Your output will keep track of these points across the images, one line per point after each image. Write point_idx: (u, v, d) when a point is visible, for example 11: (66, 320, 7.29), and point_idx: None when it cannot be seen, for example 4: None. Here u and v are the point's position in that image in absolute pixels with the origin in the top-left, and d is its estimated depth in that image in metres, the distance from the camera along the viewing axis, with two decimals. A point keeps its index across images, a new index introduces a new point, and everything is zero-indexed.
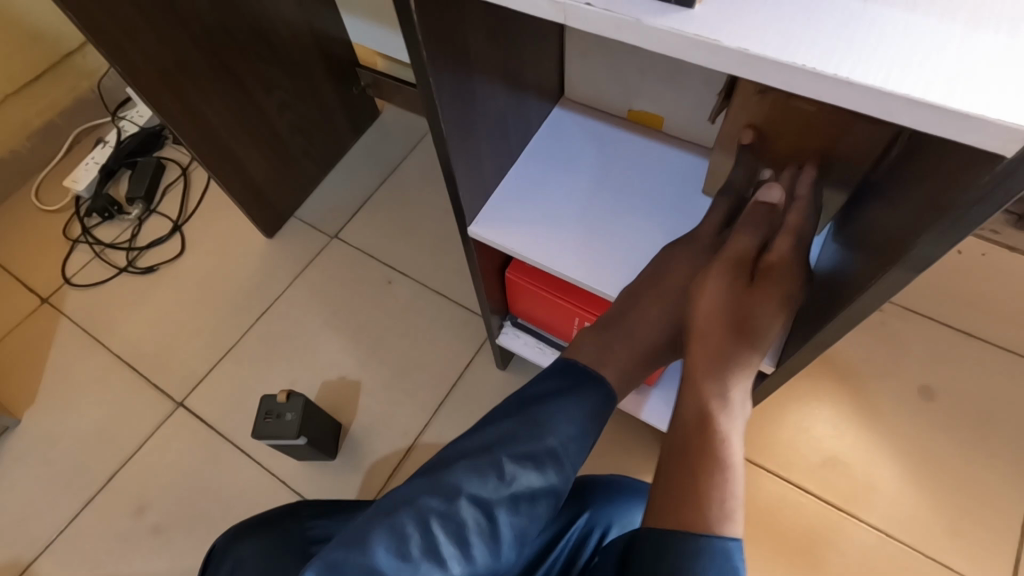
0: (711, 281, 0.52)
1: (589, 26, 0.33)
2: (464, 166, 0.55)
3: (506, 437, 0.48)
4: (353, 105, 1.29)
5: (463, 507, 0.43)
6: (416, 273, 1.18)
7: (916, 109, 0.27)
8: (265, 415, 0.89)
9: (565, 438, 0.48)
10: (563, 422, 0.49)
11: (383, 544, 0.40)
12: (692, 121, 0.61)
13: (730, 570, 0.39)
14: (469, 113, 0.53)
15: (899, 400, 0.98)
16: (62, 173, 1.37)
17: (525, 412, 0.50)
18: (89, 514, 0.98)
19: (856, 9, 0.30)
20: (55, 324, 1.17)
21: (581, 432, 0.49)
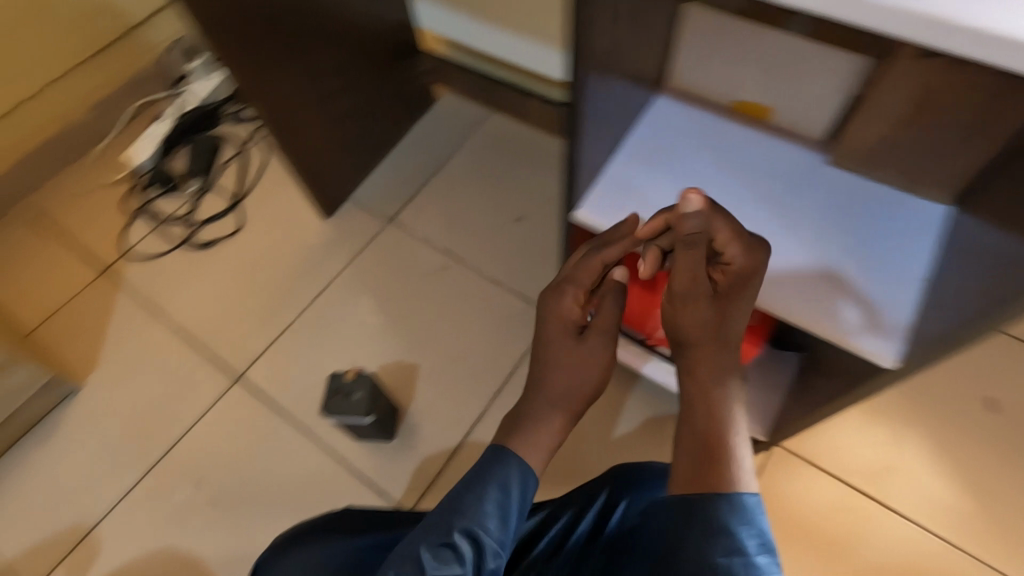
0: (686, 302, 0.50)
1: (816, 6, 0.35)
2: (585, 142, 0.55)
3: (442, 523, 0.50)
4: (413, 89, 1.29)
5: None
6: (472, 260, 1.18)
7: None
8: (335, 391, 0.89)
9: (480, 521, 0.50)
10: (492, 516, 0.50)
11: None
12: (804, 113, 0.61)
13: (752, 522, 0.45)
14: (600, 87, 0.52)
15: (964, 411, 0.96)
16: (121, 146, 1.38)
17: (450, 500, 0.51)
18: (147, 482, 0.99)
19: None
20: (115, 294, 1.19)
21: (499, 516, 0.51)
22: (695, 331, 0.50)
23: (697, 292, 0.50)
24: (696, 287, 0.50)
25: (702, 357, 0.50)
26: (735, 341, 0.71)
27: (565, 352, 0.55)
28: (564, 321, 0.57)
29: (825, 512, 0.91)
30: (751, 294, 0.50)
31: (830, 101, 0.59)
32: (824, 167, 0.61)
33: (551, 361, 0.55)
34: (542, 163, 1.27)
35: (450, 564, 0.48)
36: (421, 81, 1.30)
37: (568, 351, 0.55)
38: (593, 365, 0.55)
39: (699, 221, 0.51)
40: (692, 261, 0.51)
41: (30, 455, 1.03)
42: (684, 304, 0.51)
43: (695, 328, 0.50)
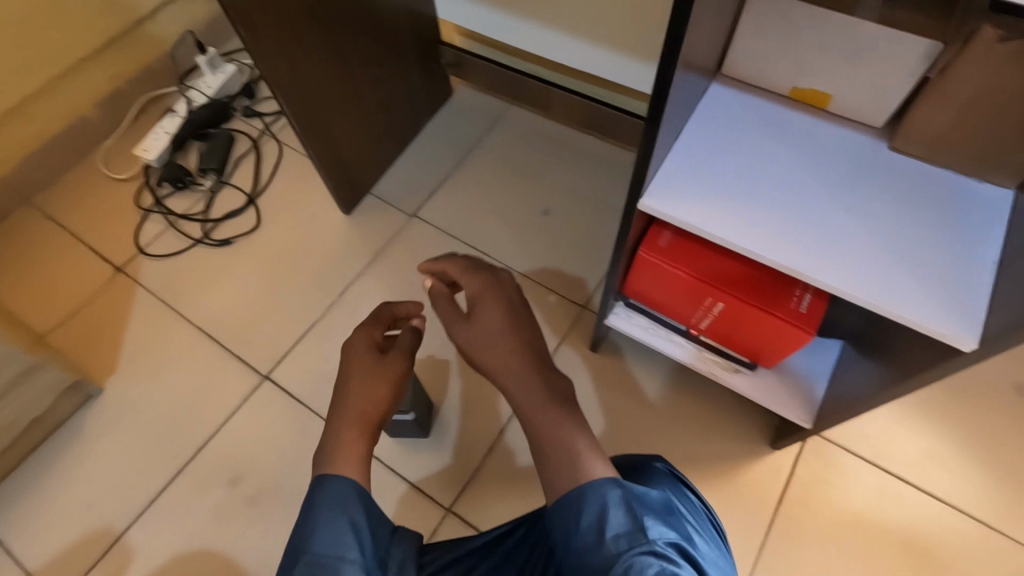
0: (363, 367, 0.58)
1: None
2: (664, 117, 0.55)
3: (326, 539, 0.50)
4: (432, 82, 1.27)
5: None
6: (498, 255, 1.17)
7: None
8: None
9: (326, 535, 0.51)
10: (346, 529, 0.51)
11: None
12: (865, 102, 0.61)
13: (605, 497, 0.48)
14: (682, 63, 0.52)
15: (994, 397, 0.98)
16: (130, 142, 1.34)
17: (321, 509, 0.52)
18: (177, 485, 0.97)
19: None
20: (132, 294, 1.16)
21: (345, 524, 0.52)
22: (500, 370, 0.55)
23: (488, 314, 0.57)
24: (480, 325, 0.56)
25: (542, 408, 0.53)
26: (789, 331, 0.72)
27: (367, 381, 0.57)
28: (362, 344, 0.60)
29: (863, 499, 0.92)
30: (489, 306, 0.57)
31: (895, 88, 0.58)
32: (886, 155, 0.61)
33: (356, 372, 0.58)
34: (564, 157, 1.26)
35: None
36: (441, 74, 1.29)
37: (367, 368, 0.58)
38: (372, 390, 0.57)
39: (478, 284, 0.59)
40: (492, 299, 0.57)
41: (53, 460, 1.00)
42: (482, 341, 0.56)
43: (489, 363, 0.55)
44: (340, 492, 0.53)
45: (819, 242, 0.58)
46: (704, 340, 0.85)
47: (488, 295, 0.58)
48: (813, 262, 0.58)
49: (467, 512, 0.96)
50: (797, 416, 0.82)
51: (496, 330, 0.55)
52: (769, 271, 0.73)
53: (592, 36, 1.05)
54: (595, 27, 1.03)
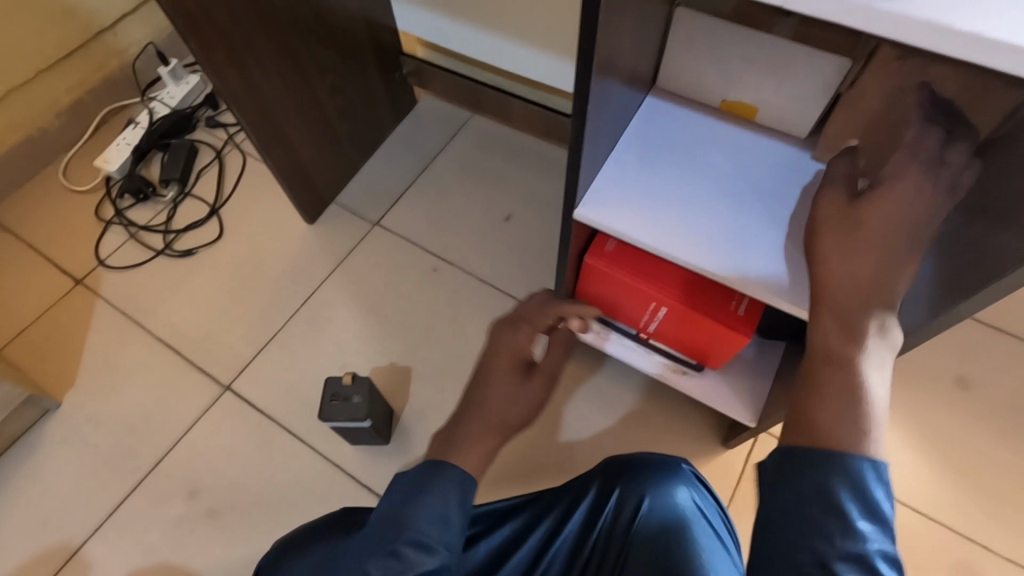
0: (497, 388, 0.57)
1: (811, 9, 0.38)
2: (589, 139, 0.57)
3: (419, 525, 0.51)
4: (394, 92, 1.29)
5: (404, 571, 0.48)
6: (460, 262, 1.18)
7: None
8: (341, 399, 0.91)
9: (425, 525, 0.51)
10: (444, 526, 0.51)
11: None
12: (789, 113, 0.64)
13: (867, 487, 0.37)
14: (604, 86, 0.54)
15: (935, 391, 1.02)
16: (91, 154, 1.34)
17: (422, 493, 0.52)
18: (137, 498, 0.97)
19: None
20: (92, 306, 1.15)
21: (442, 519, 0.51)
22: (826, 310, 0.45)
23: (858, 214, 0.47)
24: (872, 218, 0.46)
25: (818, 332, 0.44)
26: (730, 333, 0.74)
27: (511, 392, 0.57)
28: (508, 356, 0.59)
29: None
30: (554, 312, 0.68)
31: (814, 100, 0.61)
32: (810, 165, 0.64)
33: (492, 401, 0.57)
34: (526, 165, 1.28)
35: None
36: (402, 84, 1.30)
37: (511, 387, 0.58)
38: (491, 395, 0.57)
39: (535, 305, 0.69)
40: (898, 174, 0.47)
41: (8, 476, 0.99)
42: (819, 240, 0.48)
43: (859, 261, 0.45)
44: (447, 490, 0.53)
45: (748, 249, 0.61)
46: (654, 343, 0.87)
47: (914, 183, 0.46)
48: (741, 268, 0.60)
49: None
50: (743, 414, 0.85)
51: (861, 214, 0.47)
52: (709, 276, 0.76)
53: (546, 47, 1.07)
54: (548, 38, 1.05)
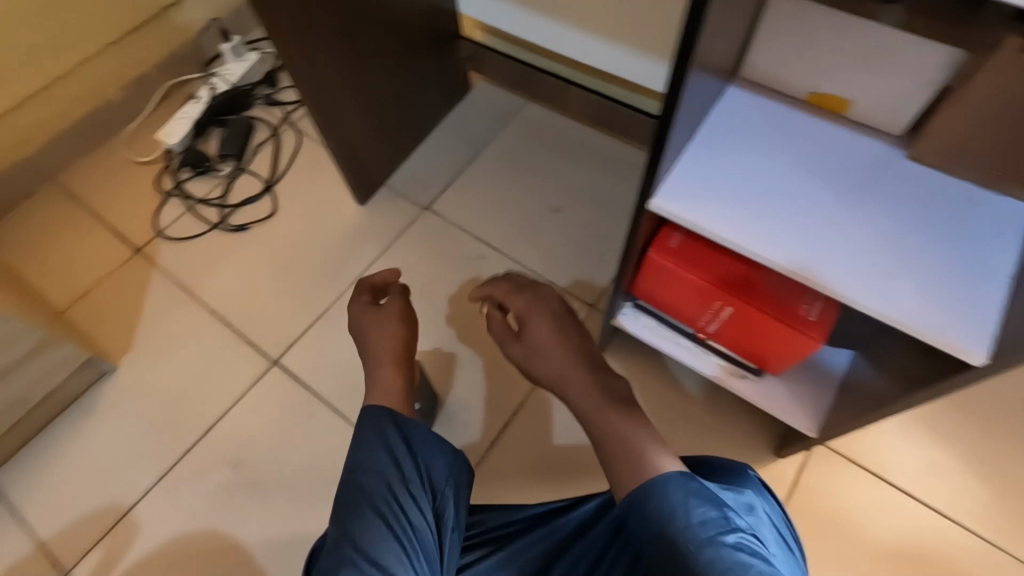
0: (389, 329, 0.76)
1: None
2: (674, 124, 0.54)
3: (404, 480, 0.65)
4: (451, 77, 1.28)
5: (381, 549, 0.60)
6: (509, 251, 1.17)
7: None
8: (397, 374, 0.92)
9: (377, 473, 0.65)
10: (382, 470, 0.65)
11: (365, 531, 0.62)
12: (884, 107, 0.60)
13: (686, 488, 0.55)
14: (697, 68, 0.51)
15: (1006, 414, 0.96)
16: (153, 127, 1.37)
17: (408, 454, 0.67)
18: (185, 464, 0.99)
19: None
20: (148, 275, 1.18)
21: (384, 469, 0.65)
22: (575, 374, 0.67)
23: (576, 338, 0.70)
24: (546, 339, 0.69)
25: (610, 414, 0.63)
26: (800, 338, 0.71)
27: (396, 368, 0.73)
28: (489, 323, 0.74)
29: (866, 512, 0.91)
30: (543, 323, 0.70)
31: (916, 94, 0.57)
32: (904, 163, 0.61)
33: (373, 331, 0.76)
34: (579, 156, 1.26)
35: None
36: (459, 68, 1.29)
37: (375, 317, 0.77)
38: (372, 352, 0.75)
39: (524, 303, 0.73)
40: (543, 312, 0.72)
41: (67, 434, 1.02)
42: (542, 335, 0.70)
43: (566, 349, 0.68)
44: (372, 423, 0.68)
45: (835, 248, 0.58)
46: (712, 344, 0.84)
47: (550, 320, 0.71)
48: (825, 271, 0.57)
49: None
50: (802, 423, 0.81)
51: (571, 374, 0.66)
52: (781, 276, 0.73)
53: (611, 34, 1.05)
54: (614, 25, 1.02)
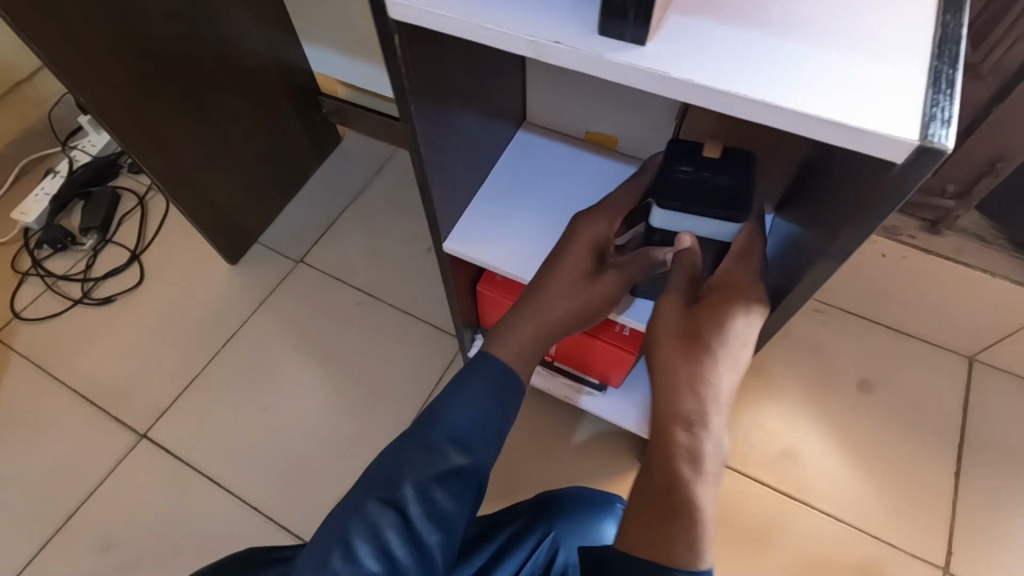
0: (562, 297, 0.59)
1: (560, 63, 0.36)
2: (441, 186, 0.58)
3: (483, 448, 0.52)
4: (314, 132, 1.30)
5: (407, 496, 0.47)
6: (383, 296, 1.20)
7: (827, 128, 0.32)
8: (706, 222, 0.57)
9: (459, 433, 0.51)
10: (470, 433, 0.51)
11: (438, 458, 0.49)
12: (642, 140, 0.68)
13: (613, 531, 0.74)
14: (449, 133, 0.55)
15: (841, 395, 1.05)
16: (9, 206, 1.32)
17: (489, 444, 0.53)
18: (46, 556, 0.95)
19: (775, 44, 0.34)
20: (5, 360, 1.13)
21: (476, 426, 0.51)
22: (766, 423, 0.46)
23: (675, 344, 0.50)
24: (739, 354, 0.50)
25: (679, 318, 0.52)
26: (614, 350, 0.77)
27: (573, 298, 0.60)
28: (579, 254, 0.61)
29: (724, 503, 0.97)
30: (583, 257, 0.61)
31: (662, 129, 0.66)
32: None
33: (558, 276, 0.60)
34: None
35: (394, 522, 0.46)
36: (323, 123, 1.32)
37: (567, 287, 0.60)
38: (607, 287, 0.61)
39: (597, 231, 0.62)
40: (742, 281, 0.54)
41: None
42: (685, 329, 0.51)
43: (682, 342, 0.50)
44: (482, 375, 0.54)
45: None
46: (558, 365, 0.90)
47: (725, 304, 0.52)
48: None
49: None
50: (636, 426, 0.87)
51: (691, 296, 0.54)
52: None
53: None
54: None
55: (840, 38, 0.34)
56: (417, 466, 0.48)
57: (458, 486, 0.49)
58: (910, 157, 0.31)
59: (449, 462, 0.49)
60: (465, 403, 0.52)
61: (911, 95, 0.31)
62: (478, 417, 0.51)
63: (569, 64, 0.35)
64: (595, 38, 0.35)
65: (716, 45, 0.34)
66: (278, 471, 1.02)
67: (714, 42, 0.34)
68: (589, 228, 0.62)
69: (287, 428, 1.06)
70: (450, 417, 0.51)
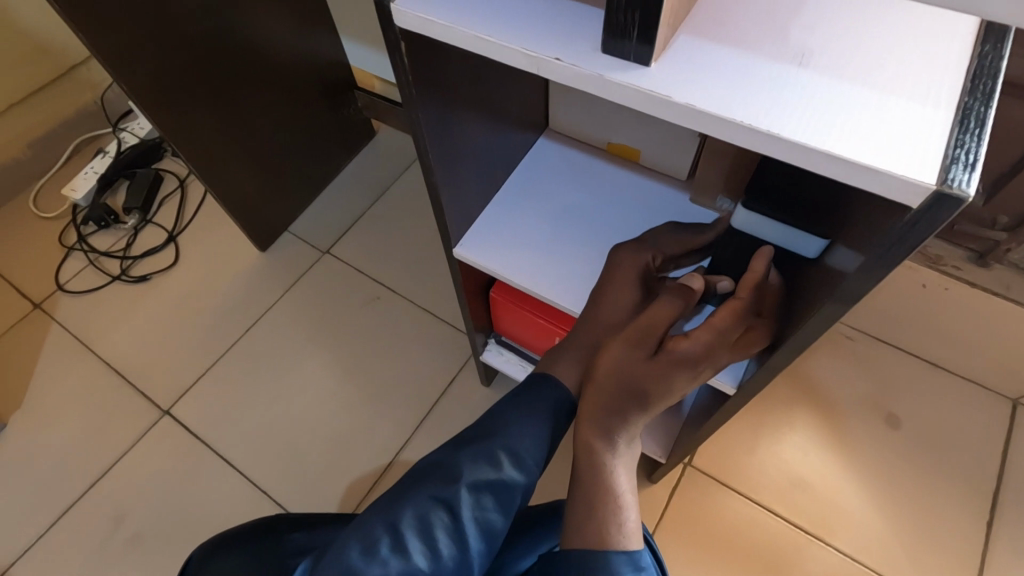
0: (614, 303, 0.58)
1: (561, 79, 0.36)
2: (450, 195, 0.58)
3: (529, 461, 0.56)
4: (344, 126, 1.32)
5: (462, 495, 0.51)
6: (402, 292, 1.20)
7: (832, 162, 0.31)
8: (790, 232, 0.53)
9: (517, 444, 0.55)
10: (525, 445, 0.55)
11: (484, 467, 0.53)
12: (665, 155, 0.66)
13: None
14: (458, 142, 0.55)
15: (866, 428, 1.00)
16: (61, 182, 1.39)
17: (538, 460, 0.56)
18: (68, 519, 0.99)
19: (782, 75, 0.34)
20: (46, 330, 1.19)
21: (535, 441, 0.56)
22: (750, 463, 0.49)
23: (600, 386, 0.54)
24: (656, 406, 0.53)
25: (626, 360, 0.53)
26: None
27: (623, 305, 0.57)
28: (636, 268, 0.59)
29: (732, 531, 0.94)
30: (628, 273, 0.58)
31: (685, 145, 0.63)
32: (689, 206, 0.66)
33: (612, 288, 0.58)
34: None
35: (442, 526, 0.48)
36: (357, 117, 1.34)
37: (620, 295, 0.58)
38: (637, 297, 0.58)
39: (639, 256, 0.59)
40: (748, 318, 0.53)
41: None
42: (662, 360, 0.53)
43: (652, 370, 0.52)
44: (540, 397, 0.58)
45: None
46: None
47: (716, 348, 0.51)
48: None
49: None
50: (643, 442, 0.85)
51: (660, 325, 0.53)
52: None
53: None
54: None
55: (849, 70, 0.33)
56: (473, 469, 0.52)
57: (504, 499, 0.53)
58: (923, 200, 0.30)
59: (505, 475, 0.53)
60: (524, 423, 0.56)
61: (920, 134, 0.31)
62: (537, 433, 0.56)
63: (570, 82, 0.36)
64: (595, 59, 0.35)
65: (719, 71, 0.34)
66: (288, 458, 1.04)
67: (718, 69, 0.34)
68: (628, 255, 0.60)
69: (300, 416, 1.08)
70: (509, 432, 0.55)
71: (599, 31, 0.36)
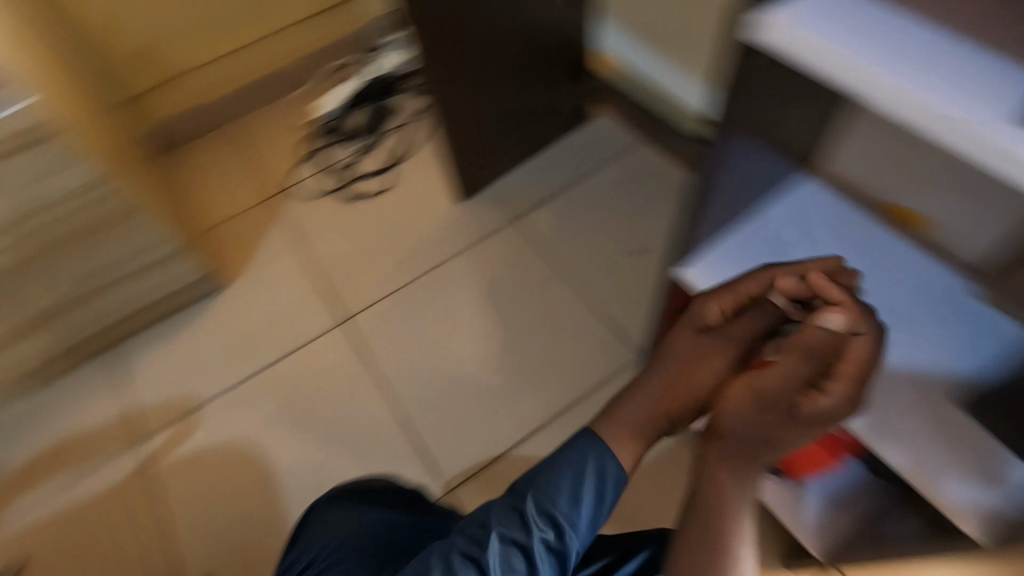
0: (720, 352, 0.54)
1: (934, 134, 0.39)
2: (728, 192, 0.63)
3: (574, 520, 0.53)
4: (567, 103, 1.33)
5: (497, 553, 0.53)
6: (578, 276, 1.21)
7: None
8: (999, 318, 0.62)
9: (555, 502, 0.53)
10: (568, 504, 0.53)
11: (516, 529, 0.53)
12: (961, 223, 0.66)
13: None
14: None
15: None
16: (310, 96, 1.56)
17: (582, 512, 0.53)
18: (250, 384, 1.15)
19: None
20: (271, 218, 1.37)
21: (572, 496, 0.53)
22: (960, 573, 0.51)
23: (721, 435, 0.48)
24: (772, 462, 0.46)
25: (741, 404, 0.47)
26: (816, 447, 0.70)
27: (716, 356, 0.54)
28: (764, 320, 0.54)
29: None
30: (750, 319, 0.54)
31: (991, 213, 0.63)
32: (957, 296, 0.64)
33: (723, 334, 0.54)
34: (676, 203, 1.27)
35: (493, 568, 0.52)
36: (580, 96, 1.34)
37: (716, 344, 0.54)
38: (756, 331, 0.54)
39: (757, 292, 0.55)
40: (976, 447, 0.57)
41: (170, 333, 1.22)
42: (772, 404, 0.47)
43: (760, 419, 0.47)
44: (585, 443, 0.55)
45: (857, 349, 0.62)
46: None
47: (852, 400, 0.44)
48: None
49: (464, 497, 1.03)
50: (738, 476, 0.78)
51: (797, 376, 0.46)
52: None
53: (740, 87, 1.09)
54: None
55: None
56: (505, 534, 0.53)
57: (541, 561, 0.52)
58: None
59: (538, 538, 0.52)
60: (561, 480, 0.53)
61: None
62: (576, 486, 0.53)
63: (956, 143, 0.38)
64: (989, 123, 0.36)
65: None
66: (434, 397, 1.11)
67: None
68: (749, 286, 0.55)
69: (454, 364, 1.14)
70: (545, 485, 0.53)
71: (1005, 102, 0.37)
